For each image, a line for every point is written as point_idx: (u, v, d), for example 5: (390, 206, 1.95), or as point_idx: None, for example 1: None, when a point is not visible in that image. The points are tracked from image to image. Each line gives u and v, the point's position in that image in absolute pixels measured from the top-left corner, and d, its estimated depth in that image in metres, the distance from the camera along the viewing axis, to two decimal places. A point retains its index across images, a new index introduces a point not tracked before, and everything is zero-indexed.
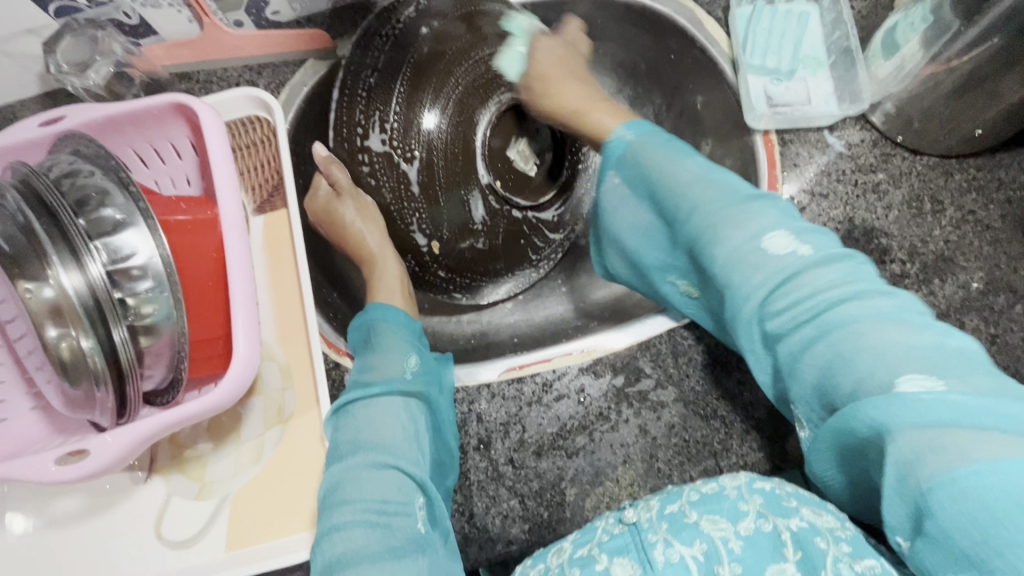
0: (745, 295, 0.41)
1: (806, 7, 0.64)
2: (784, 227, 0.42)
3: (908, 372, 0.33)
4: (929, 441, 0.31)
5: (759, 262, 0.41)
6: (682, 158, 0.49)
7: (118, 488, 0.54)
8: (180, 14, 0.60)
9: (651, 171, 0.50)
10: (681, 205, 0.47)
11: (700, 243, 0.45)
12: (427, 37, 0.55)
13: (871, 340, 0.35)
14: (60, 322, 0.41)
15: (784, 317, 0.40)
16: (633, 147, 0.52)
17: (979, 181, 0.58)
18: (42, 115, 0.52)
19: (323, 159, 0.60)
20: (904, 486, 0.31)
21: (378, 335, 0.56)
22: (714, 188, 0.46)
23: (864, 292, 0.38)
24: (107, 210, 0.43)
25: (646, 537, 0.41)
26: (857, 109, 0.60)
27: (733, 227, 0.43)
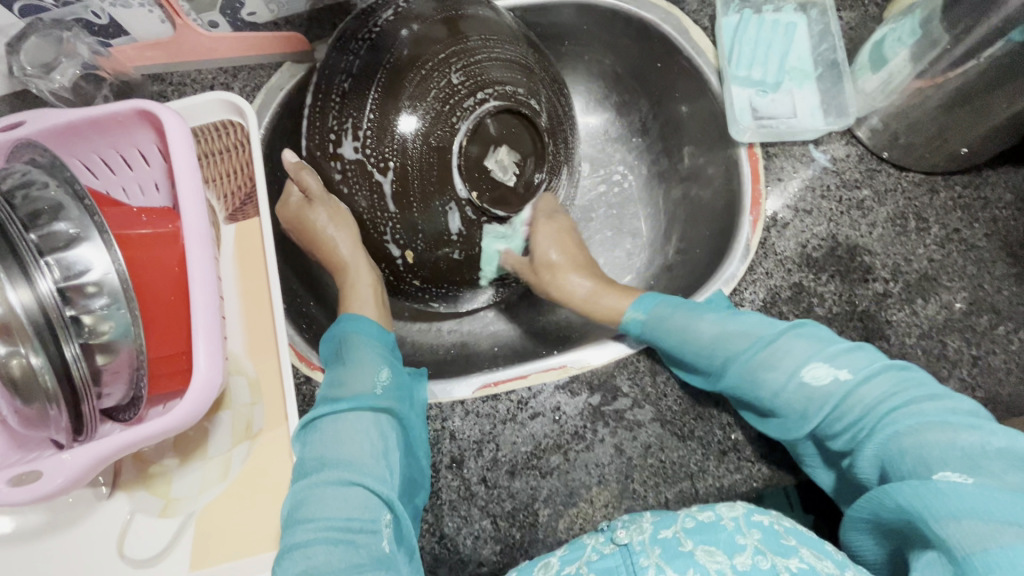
0: (800, 424, 0.46)
1: (793, 18, 0.63)
2: (819, 355, 0.46)
3: (944, 470, 0.37)
4: (969, 528, 0.34)
5: (807, 398, 0.46)
6: (700, 313, 0.52)
7: (79, 504, 0.52)
8: (152, 14, 0.58)
9: (677, 334, 0.52)
10: (715, 356, 0.50)
11: (751, 382, 0.48)
12: (406, 40, 0.52)
13: (925, 443, 0.40)
14: (9, 343, 0.40)
15: (842, 438, 0.45)
16: (655, 313, 0.54)
17: (964, 199, 0.57)
18: (1, 121, 0.50)
19: (294, 165, 0.59)
20: (941, 561, 0.34)
21: (350, 348, 0.55)
22: (743, 337, 0.49)
23: (910, 399, 0.43)
24: (60, 224, 0.42)
25: (638, 559, 0.41)
26: (844, 123, 0.58)
27: (771, 367, 0.47)
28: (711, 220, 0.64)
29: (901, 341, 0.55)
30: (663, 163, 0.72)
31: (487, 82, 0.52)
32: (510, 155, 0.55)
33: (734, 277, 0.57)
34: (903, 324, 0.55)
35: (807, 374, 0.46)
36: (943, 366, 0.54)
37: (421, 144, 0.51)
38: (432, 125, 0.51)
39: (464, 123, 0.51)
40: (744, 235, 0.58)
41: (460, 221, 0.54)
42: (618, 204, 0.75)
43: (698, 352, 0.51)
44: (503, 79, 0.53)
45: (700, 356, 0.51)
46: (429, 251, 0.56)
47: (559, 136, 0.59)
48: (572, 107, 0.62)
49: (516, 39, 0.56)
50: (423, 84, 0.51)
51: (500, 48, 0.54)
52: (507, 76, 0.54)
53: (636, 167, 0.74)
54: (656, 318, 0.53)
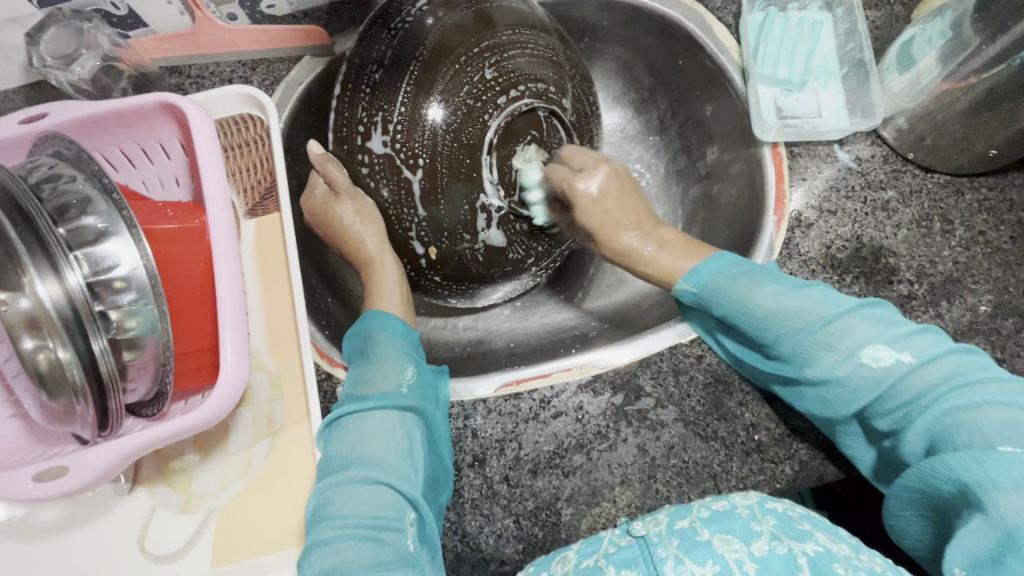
0: (848, 401, 0.45)
1: (818, 17, 0.63)
2: (884, 337, 0.45)
3: (1006, 444, 0.37)
4: (1015, 496, 0.34)
5: (864, 377, 0.45)
6: (761, 282, 0.50)
7: (100, 499, 0.52)
8: (172, 6, 0.58)
9: (735, 301, 0.50)
10: (771, 330, 0.48)
11: (804, 359, 0.47)
12: (439, 30, 0.52)
13: (983, 420, 0.39)
14: (36, 336, 0.39)
15: (892, 417, 0.44)
16: (711, 284, 0.51)
17: (990, 201, 0.57)
18: (22, 112, 0.49)
19: (319, 157, 0.58)
20: (990, 523, 0.34)
21: (375, 345, 0.55)
22: (802, 313, 0.47)
23: (977, 380, 0.42)
24: (89, 218, 0.41)
25: (656, 551, 0.41)
26: (869, 124, 0.58)
27: (829, 347, 0.46)
28: (732, 220, 0.64)
29: None
30: (681, 161, 0.71)
31: (519, 77, 0.52)
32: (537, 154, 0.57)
33: None
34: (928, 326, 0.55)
35: (867, 355, 0.45)
36: None
37: (451, 139, 0.51)
38: (463, 120, 0.51)
39: (493, 119, 0.51)
40: (768, 235, 0.58)
41: (486, 221, 0.55)
42: None
43: (754, 325, 0.49)
44: (533, 74, 0.53)
45: (754, 329, 0.49)
46: (453, 247, 0.56)
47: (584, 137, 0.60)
48: (597, 103, 0.62)
49: (546, 32, 0.56)
50: (457, 76, 0.50)
51: (532, 42, 0.53)
52: (540, 73, 0.54)
53: (653, 166, 0.74)
54: (711, 289, 0.51)
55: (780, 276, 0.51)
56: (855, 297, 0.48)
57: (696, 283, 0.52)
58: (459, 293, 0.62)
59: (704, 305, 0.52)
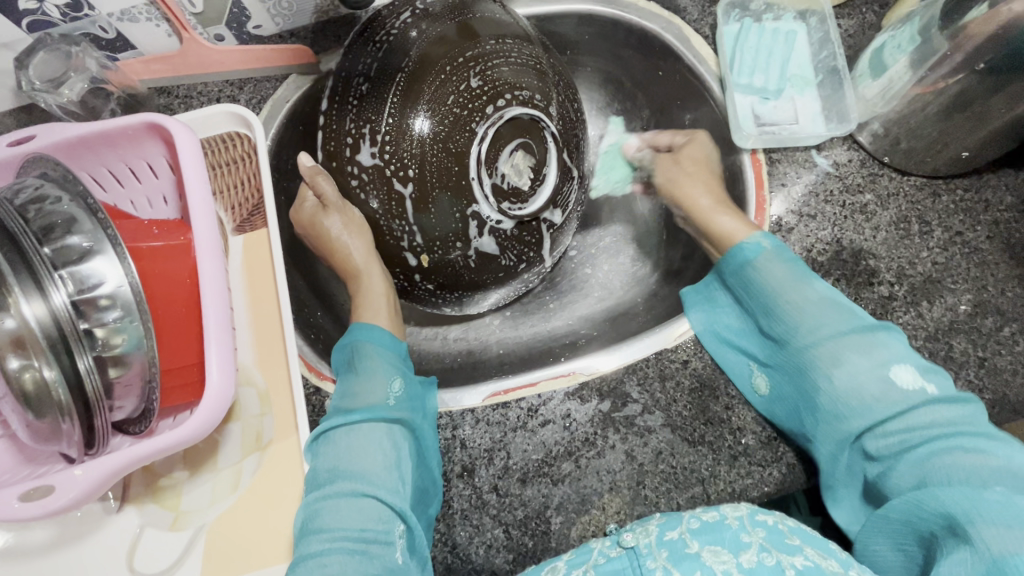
0: (863, 413, 0.47)
1: (792, 26, 0.64)
2: (911, 363, 0.48)
3: (997, 487, 0.40)
4: (1011, 536, 0.36)
5: (884, 393, 0.47)
6: (812, 278, 0.53)
7: (88, 518, 0.52)
8: (160, 28, 0.60)
9: (779, 283, 0.53)
10: (804, 322, 0.51)
11: (832, 358, 0.49)
12: (424, 43, 0.53)
13: (976, 468, 0.42)
14: (21, 356, 0.40)
15: (893, 439, 0.46)
16: (764, 259, 0.54)
17: (966, 202, 0.58)
18: (11, 135, 0.50)
19: (310, 169, 0.59)
20: (978, 558, 0.36)
21: (362, 357, 0.55)
22: (843, 316, 0.50)
23: (976, 428, 0.44)
24: (74, 238, 0.42)
25: (645, 562, 0.42)
26: (845, 129, 0.59)
27: (861, 355, 0.49)
28: None
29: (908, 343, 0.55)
30: None
31: (503, 89, 0.53)
32: (525, 159, 0.55)
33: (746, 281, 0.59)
34: (909, 327, 0.55)
35: (898, 372, 0.47)
36: (950, 368, 0.54)
37: (439, 148, 0.51)
38: (452, 131, 0.51)
39: (481, 128, 0.51)
40: None
41: (480, 229, 0.55)
42: (620, 210, 0.75)
43: (792, 312, 0.52)
44: (518, 83, 0.54)
45: (786, 319, 0.52)
46: (444, 253, 0.56)
47: (572, 142, 0.60)
48: (584, 110, 0.63)
49: (530, 40, 0.57)
50: (443, 85, 0.51)
51: (517, 53, 0.55)
52: (524, 78, 0.54)
53: (638, 175, 0.73)
54: (763, 266, 0.54)
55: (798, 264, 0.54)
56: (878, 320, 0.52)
57: (750, 255, 0.55)
58: (451, 298, 0.62)
59: (756, 282, 0.54)
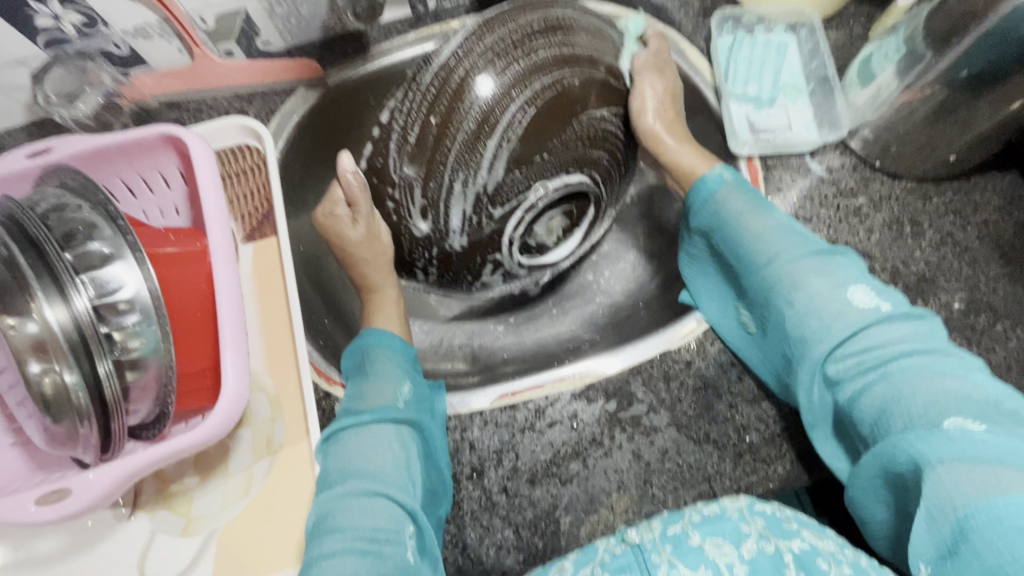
0: (817, 339, 0.46)
1: (784, 38, 0.67)
2: (866, 284, 0.48)
3: (954, 416, 0.39)
4: (965, 476, 0.36)
5: (840, 312, 0.46)
6: (768, 210, 0.54)
7: (99, 525, 0.52)
8: (172, 45, 0.61)
9: (733, 215, 0.54)
10: (758, 257, 0.51)
11: (784, 288, 0.49)
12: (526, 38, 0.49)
13: (935, 389, 0.41)
14: (42, 359, 0.41)
15: (847, 364, 0.45)
16: (721, 194, 0.55)
17: (956, 204, 0.60)
18: (28, 147, 0.51)
19: (350, 179, 0.56)
20: (939, 515, 0.35)
21: (373, 361, 0.56)
22: (796, 242, 0.51)
23: (933, 349, 0.44)
24: (95, 244, 0.43)
25: (650, 557, 0.42)
26: (836, 135, 0.62)
27: (816, 276, 0.48)
28: None
29: None
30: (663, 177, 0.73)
31: (575, 139, 0.51)
32: (560, 222, 0.57)
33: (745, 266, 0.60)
34: None
35: (847, 297, 0.47)
36: None
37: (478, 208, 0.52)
38: (506, 165, 0.50)
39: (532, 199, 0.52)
40: None
41: (518, 223, 0.53)
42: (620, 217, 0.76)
43: (748, 243, 0.52)
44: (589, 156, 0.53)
45: (747, 249, 0.52)
46: (471, 241, 0.54)
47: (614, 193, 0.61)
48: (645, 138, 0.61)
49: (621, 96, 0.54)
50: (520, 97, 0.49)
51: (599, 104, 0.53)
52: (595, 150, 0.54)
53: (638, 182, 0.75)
54: (718, 201, 0.55)
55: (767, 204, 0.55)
56: (840, 248, 0.51)
57: (713, 186, 0.56)
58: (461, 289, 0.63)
59: (711, 219, 0.56)
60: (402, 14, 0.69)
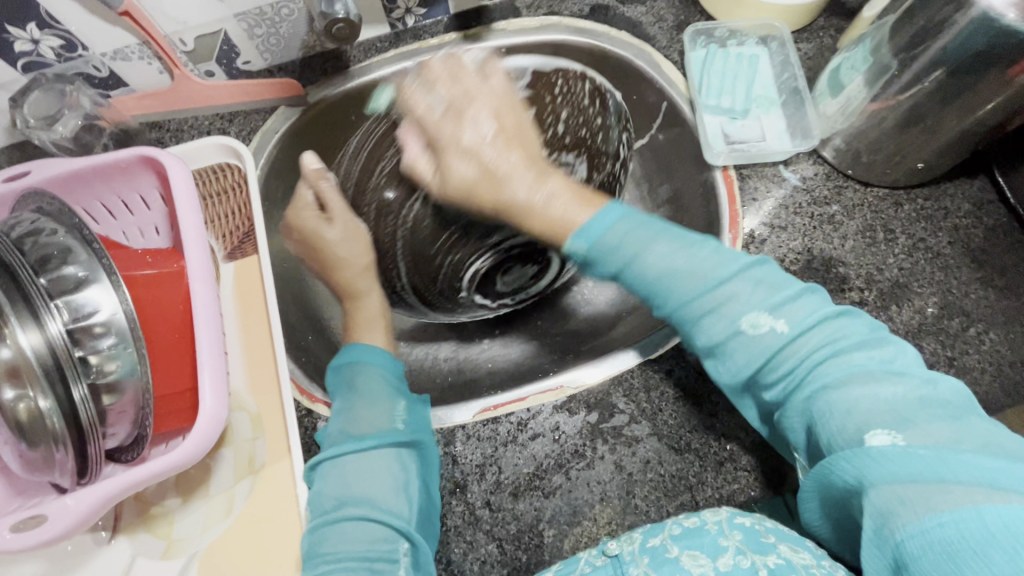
0: (727, 371, 0.44)
1: (755, 51, 0.69)
2: (763, 304, 0.42)
3: (875, 432, 0.36)
4: (900, 497, 0.33)
5: (740, 350, 0.43)
6: (675, 239, 0.45)
7: (79, 551, 0.52)
8: (151, 66, 0.63)
9: (626, 259, 0.45)
10: (661, 293, 0.45)
11: (689, 328, 0.45)
12: (500, 83, 0.52)
13: (850, 400, 0.38)
14: (17, 386, 0.41)
15: (775, 389, 0.42)
16: (607, 241, 0.45)
17: (927, 210, 0.61)
18: (5, 172, 0.52)
19: (313, 171, 0.58)
20: (881, 543, 0.33)
21: (365, 380, 0.56)
22: (699, 272, 0.44)
23: (843, 349, 0.41)
24: (70, 268, 0.43)
25: (627, 569, 0.43)
26: (808, 145, 0.64)
27: (714, 313, 0.43)
28: None
29: None
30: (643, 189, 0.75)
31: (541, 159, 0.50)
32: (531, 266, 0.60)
33: None
34: None
35: (746, 324, 0.42)
36: None
37: (451, 273, 0.55)
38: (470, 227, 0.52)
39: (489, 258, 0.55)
40: None
41: (492, 255, 0.56)
42: None
43: (648, 286, 0.45)
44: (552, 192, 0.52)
45: (655, 290, 0.45)
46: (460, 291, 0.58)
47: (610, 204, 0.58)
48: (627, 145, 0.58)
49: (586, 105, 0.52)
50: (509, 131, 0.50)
51: (606, 120, 0.53)
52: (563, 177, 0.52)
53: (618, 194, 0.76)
54: (608, 245, 0.45)
55: (663, 229, 0.46)
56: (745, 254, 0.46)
57: (598, 231, 0.45)
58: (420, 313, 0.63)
59: (593, 266, 0.46)
60: (381, 33, 0.70)
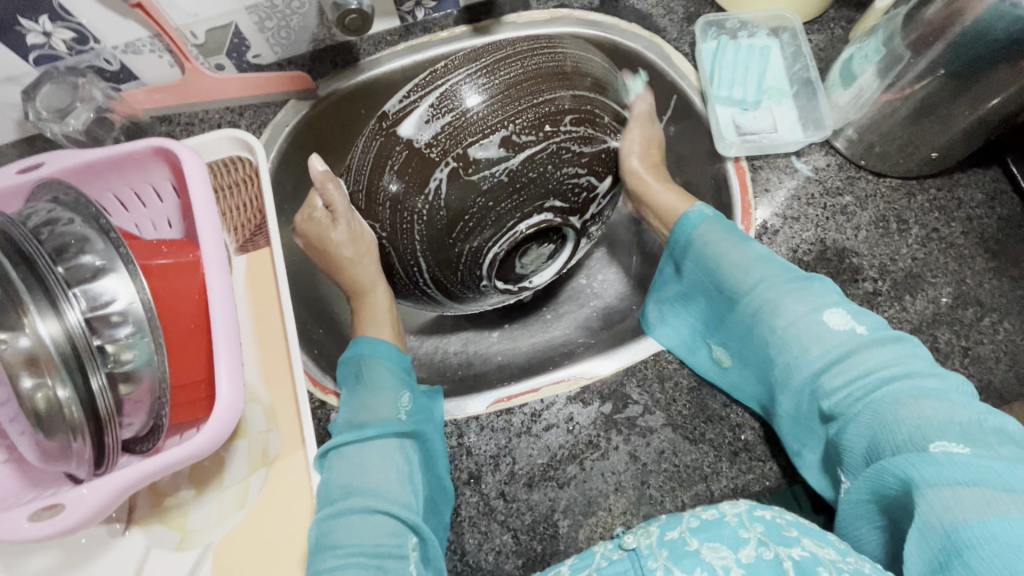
0: (797, 368, 0.47)
1: (766, 42, 0.69)
2: (842, 312, 0.47)
3: (940, 440, 0.39)
4: (956, 496, 0.36)
5: (811, 349, 0.47)
6: (749, 244, 0.53)
7: (93, 542, 0.52)
8: (162, 59, 0.62)
9: (715, 246, 0.54)
10: (742, 284, 0.51)
11: (763, 321, 0.49)
12: (513, 63, 0.49)
13: (920, 416, 0.40)
14: (35, 374, 0.41)
15: (837, 398, 0.45)
16: (703, 227, 0.55)
17: (940, 200, 0.61)
18: (19, 163, 0.52)
19: (320, 175, 0.56)
20: (929, 530, 0.36)
21: (371, 372, 0.55)
22: (780, 273, 0.50)
23: (916, 372, 0.43)
24: (87, 257, 0.43)
25: (646, 563, 0.42)
26: (821, 135, 0.63)
27: (793, 306, 0.48)
28: None
29: None
30: None
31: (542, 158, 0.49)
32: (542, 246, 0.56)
33: None
34: (894, 321, 0.57)
35: (826, 324, 0.47)
36: (936, 359, 0.56)
37: (468, 255, 0.52)
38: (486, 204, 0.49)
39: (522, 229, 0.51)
40: None
41: (509, 238, 0.52)
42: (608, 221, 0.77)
43: (730, 275, 0.52)
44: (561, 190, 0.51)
45: (728, 280, 0.52)
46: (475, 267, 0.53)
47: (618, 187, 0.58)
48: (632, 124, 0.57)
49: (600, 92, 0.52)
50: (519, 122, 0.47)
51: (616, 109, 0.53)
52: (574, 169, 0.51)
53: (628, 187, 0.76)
54: (699, 236, 0.55)
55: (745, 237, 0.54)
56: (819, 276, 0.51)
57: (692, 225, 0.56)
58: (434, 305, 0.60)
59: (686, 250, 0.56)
60: (390, 26, 0.70)
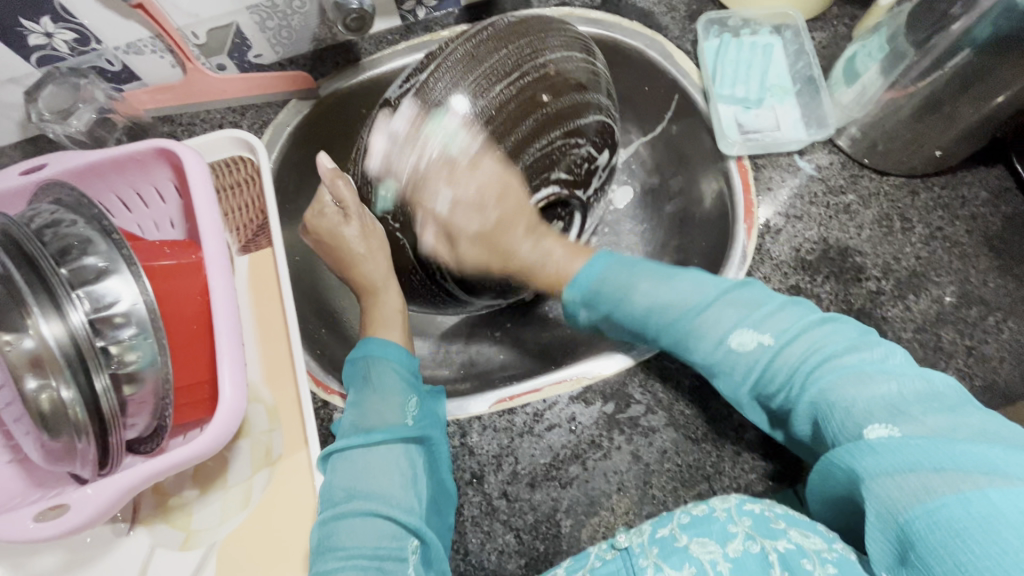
0: (735, 384, 0.46)
1: (769, 40, 0.68)
2: (749, 318, 0.46)
3: (873, 426, 0.38)
4: (898, 483, 0.35)
5: (735, 361, 0.46)
6: (668, 277, 0.49)
7: (97, 542, 0.52)
8: (164, 60, 0.62)
9: (615, 293, 0.49)
10: (651, 324, 0.49)
11: (684, 348, 0.48)
12: (478, 53, 0.50)
13: (849, 397, 0.40)
14: (39, 375, 0.41)
15: (778, 397, 0.45)
16: (598, 279, 0.50)
17: (944, 199, 0.61)
18: (22, 164, 0.52)
19: (331, 173, 0.55)
20: (884, 523, 0.35)
21: (377, 376, 0.55)
22: (685, 299, 0.48)
23: (836, 353, 0.43)
24: (90, 258, 0.43)
25: (637, 561, 0.43)
26: (825, 133, 0.63)
27: (703, 335, 0.47)
28: (707, 232, 0.67)
29: (898, 335, 0.57)
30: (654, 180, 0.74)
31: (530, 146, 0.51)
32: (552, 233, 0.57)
33: (746, 253, 0.60)
34: (898, 320, 0.57)
35: (734, 341, 0.46)
36: (940, 358, 0.56)
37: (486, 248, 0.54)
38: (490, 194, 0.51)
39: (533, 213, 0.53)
40: (741, 242, 0.61)
41: (527, 222, 0.53)
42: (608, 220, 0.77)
43: (634, 319, 0.49)
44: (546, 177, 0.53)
45: (636, 324, 0.49)
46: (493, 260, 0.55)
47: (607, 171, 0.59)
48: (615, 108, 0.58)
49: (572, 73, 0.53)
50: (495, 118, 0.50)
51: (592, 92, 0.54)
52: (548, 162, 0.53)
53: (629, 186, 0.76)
54: (595, 289, 0.50)
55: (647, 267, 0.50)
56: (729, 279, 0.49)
57: (588, 277, 0.51)
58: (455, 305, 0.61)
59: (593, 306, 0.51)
60: (391, 25, 0.70)
